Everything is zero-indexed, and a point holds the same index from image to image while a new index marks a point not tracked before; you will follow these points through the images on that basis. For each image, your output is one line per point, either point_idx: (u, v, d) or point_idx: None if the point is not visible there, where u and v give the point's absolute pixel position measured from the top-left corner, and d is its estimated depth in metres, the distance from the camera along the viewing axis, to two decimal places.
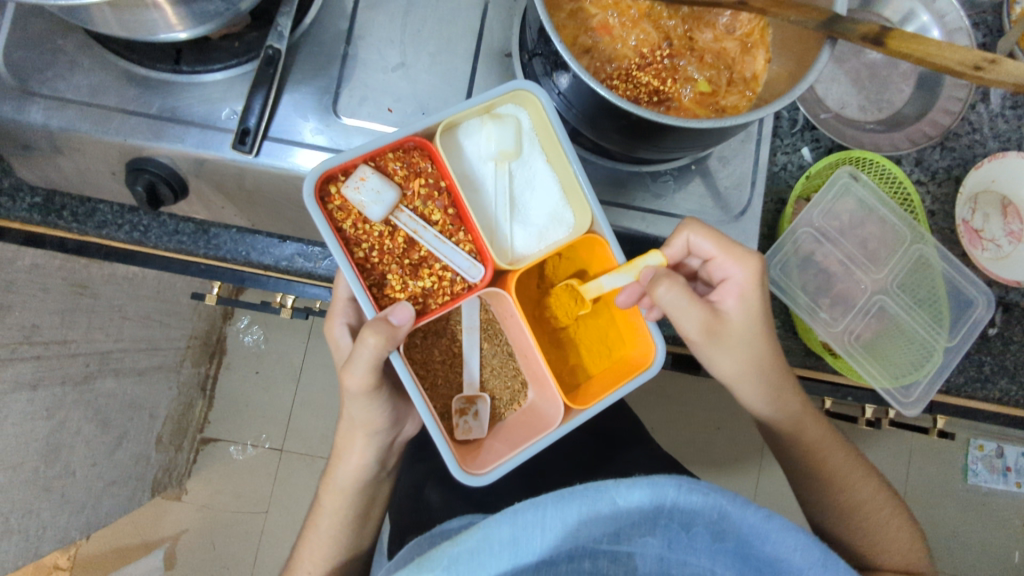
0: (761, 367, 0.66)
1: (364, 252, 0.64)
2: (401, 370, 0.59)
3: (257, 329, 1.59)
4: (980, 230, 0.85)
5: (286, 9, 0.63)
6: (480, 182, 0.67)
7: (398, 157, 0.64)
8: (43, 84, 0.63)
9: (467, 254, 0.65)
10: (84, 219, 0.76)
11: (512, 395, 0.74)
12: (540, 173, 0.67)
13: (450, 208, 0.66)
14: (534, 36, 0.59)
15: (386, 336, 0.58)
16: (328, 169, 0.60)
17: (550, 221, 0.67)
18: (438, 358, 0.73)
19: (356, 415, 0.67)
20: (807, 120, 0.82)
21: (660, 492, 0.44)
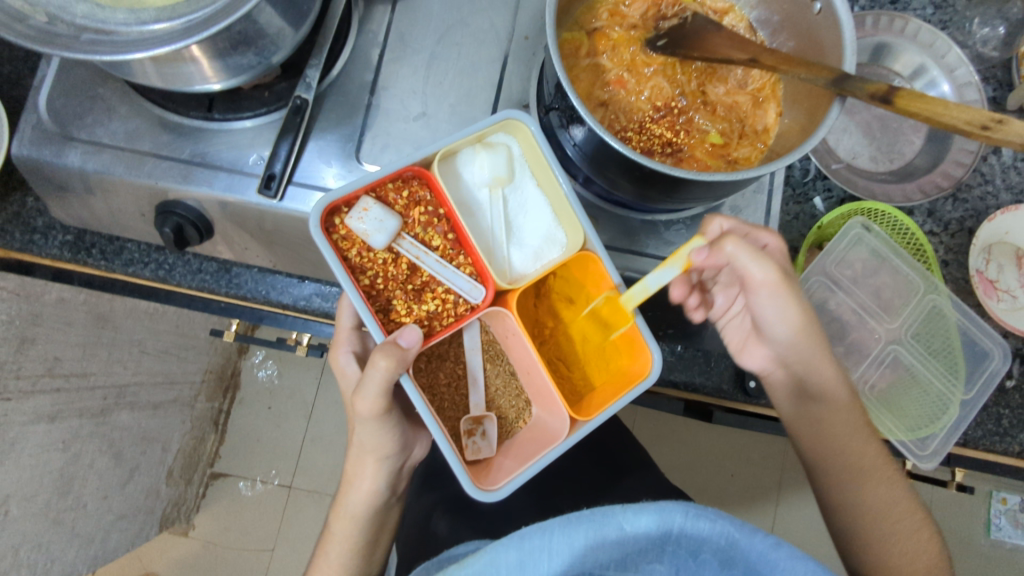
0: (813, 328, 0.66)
1: (369, 281, 0.66)
2: (411, 392, 0.60)
3: (271, 364, 1.61)
4: (994, 280, 0.84)
5: (314, 61, 0.66)
6: (475, 207, 0.68)
7: (398, 187, 0.66)
8: (82, 130, 0.66)
9: (468, 276, 0.67)
10: (112, 257, 0.78)
11: (518, 411, 0.75)
12: (532, 194, 0.69)
13: (450, 233, 0.68)
14: (552, 90, 0.61)
15: (396, 359, 0.58)
16: (332, 201, 0.62)
17: (543, 241, 0.67)
18: (444, 380, 0.73)
19: (365, 440, 0.68)
20: (819, 171, 0.84)
21: (667, 517, 0.44)
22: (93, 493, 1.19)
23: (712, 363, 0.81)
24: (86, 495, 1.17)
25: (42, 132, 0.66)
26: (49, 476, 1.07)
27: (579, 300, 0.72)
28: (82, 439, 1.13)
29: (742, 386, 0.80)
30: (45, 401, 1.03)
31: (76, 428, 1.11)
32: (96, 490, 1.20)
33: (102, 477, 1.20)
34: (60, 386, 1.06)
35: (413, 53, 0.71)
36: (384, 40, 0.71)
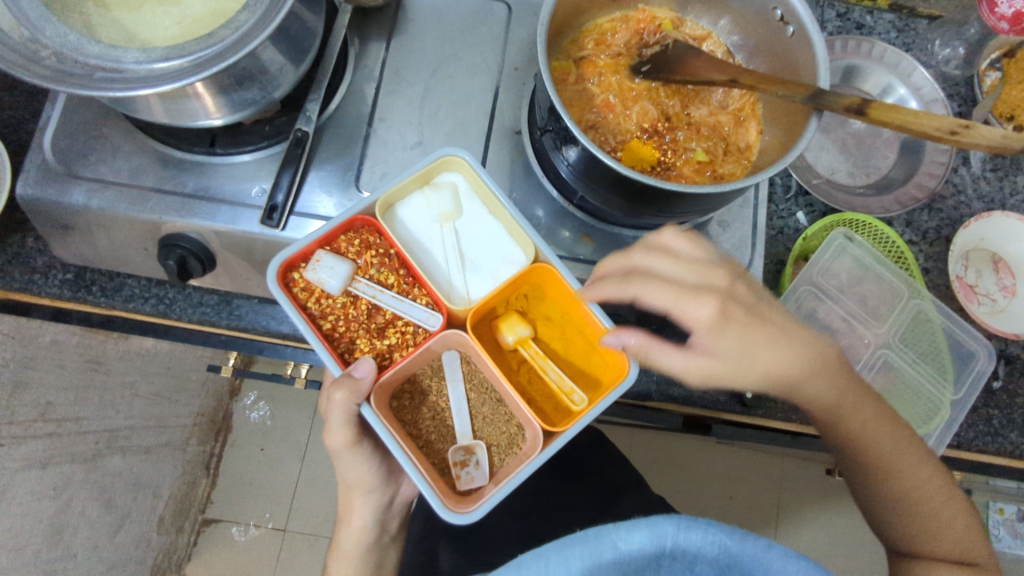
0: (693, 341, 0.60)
1: (330, 325, 0.66)
2: (374, 422, 0.60)
3: (264, 406, 1.59)
4: (974, 285, 0.88)
5: (314, 96, 0.69)
6: (426, 248, 0.69)
7: (350, 236, 0.67)
8: (86, 168, 0.68)
9: (424, 306, 0.67)
10: (112, 294, 0.79)
11: (509, 438, 0.70)
12: (484, 222, 0.70)
13: (402, 269, 0.68)
14: (545, 114, 0.64)
15: (351, 390, 0.59)
16: (286, 258, 0.64)
17: (500, 264, 0.69)
18: (427, 416, 0.71)
19: (348, 476, 0.68)
20: (799, 187, 0.88)
21: (660, 531, 0.44)
22: (84, 543, 1.16)
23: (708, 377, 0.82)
24: (77, 545, 1.14)
25: (47, 172, 0.67)
26: (39, 526, 1.05)
27: (553, 319, 0.71)
28: (73, 487, 1.12)
29: (739, 398, 0.82)
30: (37, 446, 1.02)
31: (68, 474, 1.11)
32: (87, 539, 1.16)
33: (92, 525, 1.18)
34: (52, 431, 1.05)
35: (408, 86, 0.74)
36: (379, 74, 0.74)
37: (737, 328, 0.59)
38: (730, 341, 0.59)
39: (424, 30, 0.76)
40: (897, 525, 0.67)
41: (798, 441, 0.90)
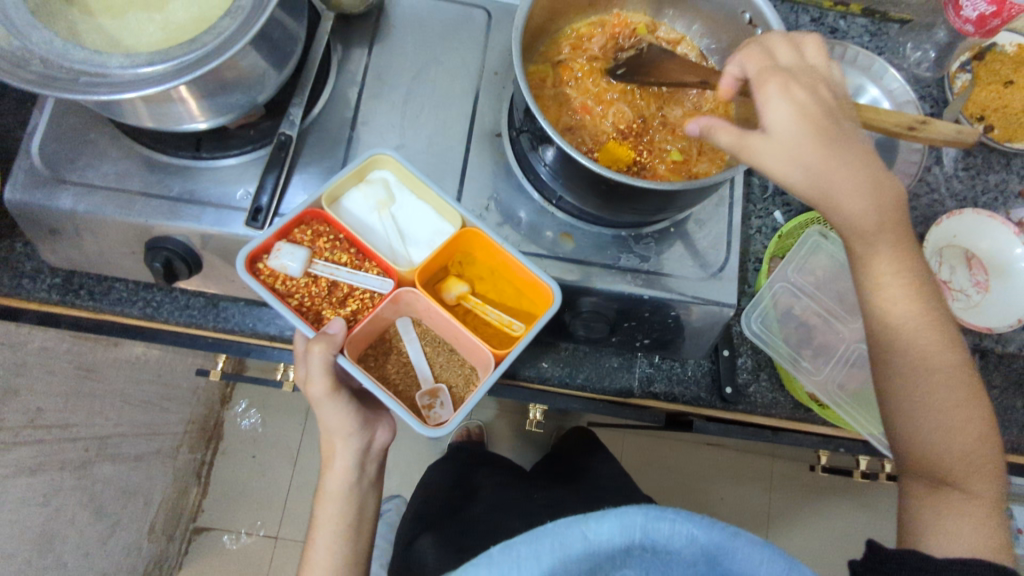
0: (824, 152, 0.55)
1: (296, 303, 0.67)
2: (353, 370, 0.63)
3: (254, 413, 1.60)
4: (947, 281, 0.89)
5: (297, 101, 0.70)
6: (369, 230, 0.70)
7: (303, 227, 0.68)
8: (73, 173, 0.69)
9: (376, 275, 0.69)
10: (100, 297, 0.80)
11: (467, 377, 0.72)
12: (413, 203, 0.71)
13: (351, 246, 0.69)
14: (522, 115, 0.66)
15: (328, 343, 0.62)
16: (249, 252, 0.64)
17: (433, 235, 0.70)
18: (393, 373, 0.71)
19: (329, 422, 0.69)
20: (776, 188, 0.90)
21: (630, 521, 0.46)
22: (74, 551, 1.15)
23: (689, 373, 0.84)
24: (67, 553, 1.13)
25: (34, 177, 0.68)
26: (29, 533, 1.04)
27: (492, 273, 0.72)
28: (64, 492, 1.12)
29: (719, 393, 0.83)
30: (27, 454, 1.02)
31: (57, 481, 1.10)
32: (77, 547, 1.16)
33: (83, 532, 1.17)
34: (41, 438, 1.05)
35: (390, 90, 0.76)
36: (362, 79, 0.76)
37: (850, 148, 0.56)
38: (853, 158, 0.55)
39: (405, 36, 0.78)
40: (914, 420, 0.58)
41: (777, 437, 0.89)
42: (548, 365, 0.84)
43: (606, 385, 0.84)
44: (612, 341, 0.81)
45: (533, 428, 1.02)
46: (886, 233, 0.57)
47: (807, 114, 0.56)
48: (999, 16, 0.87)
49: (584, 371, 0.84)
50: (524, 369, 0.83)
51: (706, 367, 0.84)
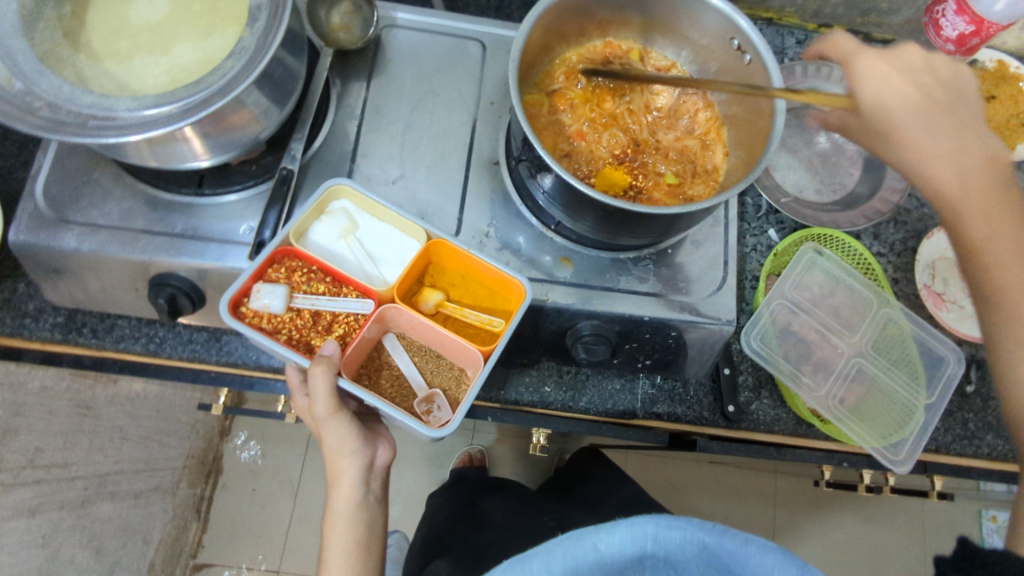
0: (921, 108, 0.63)
1: (286, 339, 0.66)
2: (355, 391, 0.63)
3: (254, 444, 1.59)
4: (941, 293, 0.91)
5: (298, 136, 0.71)
6: (341, 258, 0.69)
7: (276, 266, 0.67)
8: (77, 213, 0.70)
9: (355, 297, 0.68)
10: (103, 335, 0.80)
11: (459, 377, 0.70)
12: (378, 226, 0.70)
13: (327, 275, 0.68)
14: (519, 145, 0.67)
15: (328, 364, 0.62)
16: (231, 298, 0.63)
17: (404, 254, 0.70)
18: (388, 388, 0.70)
19: (331, 443, 0.68)
20: (770, 206, 0.92)
21: (639, 529, 0.47)
22: None
23: (691, 393, 0.84)
24: None
25: (38, 218, 0.69)
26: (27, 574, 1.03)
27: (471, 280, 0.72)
28: (62, 533, 1.11)
29: (722, 412, 0.83)
30: (27, 494, 1.02)
31: (56, 521, 1.09)
32: None
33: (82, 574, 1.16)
34: (41, 478, 1.05)
35: (389, 122, 0.77)
36: (361, 113, 0.77)
37: (951, 118, 0.64)
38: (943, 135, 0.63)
39: (402, 69, 0.80)
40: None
41: (783, 453, 0.88)
42: (551, 389, 0.84)
43: (609, 408, 0.84)
44: (614, 363, 0.82)
45: (536, 453, 1.01)
46: (972, 196, 0.62)
47: (915, 80, 0.65)
48: (978, 35, 0.90)
49: (587, 394, 0.84)
50: (527, 394, 0.84)
51: (707, 386, 0.85)
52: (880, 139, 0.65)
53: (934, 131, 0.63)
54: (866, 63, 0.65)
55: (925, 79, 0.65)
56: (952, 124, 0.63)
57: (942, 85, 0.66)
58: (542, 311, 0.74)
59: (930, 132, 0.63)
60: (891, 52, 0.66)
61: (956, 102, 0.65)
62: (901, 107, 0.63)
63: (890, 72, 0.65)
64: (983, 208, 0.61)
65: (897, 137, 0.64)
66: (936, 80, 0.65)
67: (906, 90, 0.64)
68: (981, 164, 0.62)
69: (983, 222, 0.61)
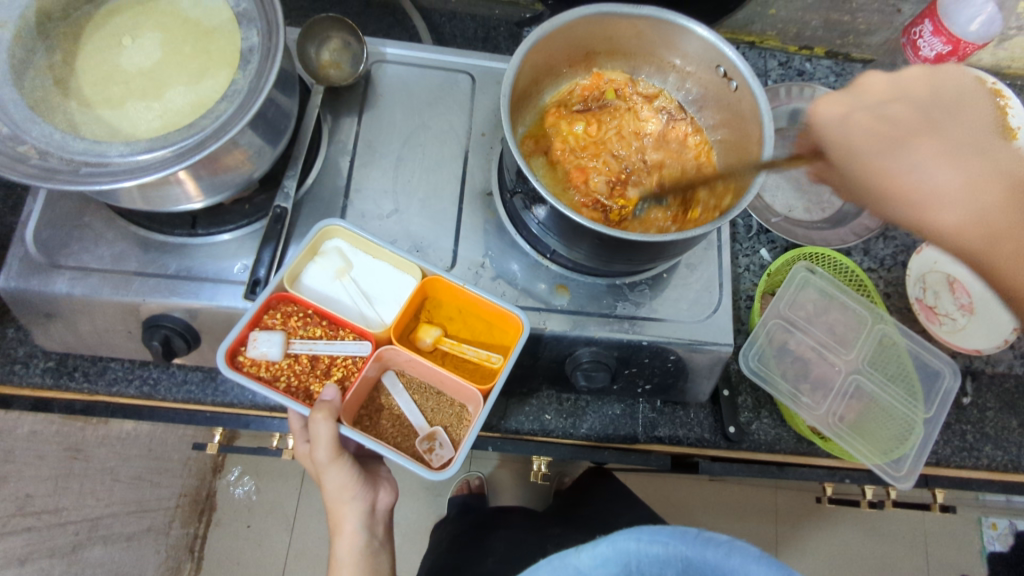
0: (889, 143, 0.61)
1: (284, 385, 0.66)
2: (357, 436, 0.61)
3: (248, 480, 1.47)
4: (934, 306, 0.91)
5: (291, 173, 0.71)
6: (336, 300, 0.69)
7: (271, 311, 0.66)
8: (69, 257, 0.69)
9: (352, 339, 0.68)
10: (95, 378, 0.79)
11: (460, 414, 0.69)
12: (371, 265, 0.70)
13: (323, 317, 0.67)
14: (513, 177, 0.68)
15: (329, 409, 0.61)
16: (228, 348, 0.63)
17: (399, 292, 0.69)
18: (389, 429, 0.69)
19: (335, 486, 0.67)
20: (761, 226, 0.93)
21: (621, 546, 0.51)
22: None
23: (691, 416, 0.84)
24: None
25: (29, 264, 0.68)
26: None
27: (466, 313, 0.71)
28: None
29: (723, 433, 0.83)
30: None
31: None
32: None
33: None
34: None
35: (381, 156, 0.78)
36: (353, 148, 0.78)
37: (922, 144, 0.62)
38: (939, 156, 0.61)
39: (393, 103, 0.80)
40: None
41: (785, 472, 0.87)
42: (551, 417, 0.84)
43: (610, 434, 0.83)
44: (614, 389, 0.81)
45: (538, 481, 1.00)
46: (982, 225, 0.59)
47: (882, 113, 0.63)
48: (956, 55, 0.93)
49: (587, 421, 0.84)
50: (527, 423, 0.83)
51: (707, 409, 0.85)
52: (869, 195, 0.62)
53: (930, 167, 0.61)
54: (825, 111, 0.65)
55: (896, 109, 0.64)
56: (938, 151, 0.62)
57: (913, 103, 0.65)
58: (541, 339, 0.74)
59: (919, 172, 0.61)
60: (845, 94, 0.65)
61: (941, 117, 0.65)
62: (878, 154, 0.61)
63: (848, 113, 0.64)
64: (1004, 233, 0.58)
65: (888, 187, 0.61)
66: (904, 105, 0.64)
67: (880, 123, 0.62)
68: (994, 192, 0.60)
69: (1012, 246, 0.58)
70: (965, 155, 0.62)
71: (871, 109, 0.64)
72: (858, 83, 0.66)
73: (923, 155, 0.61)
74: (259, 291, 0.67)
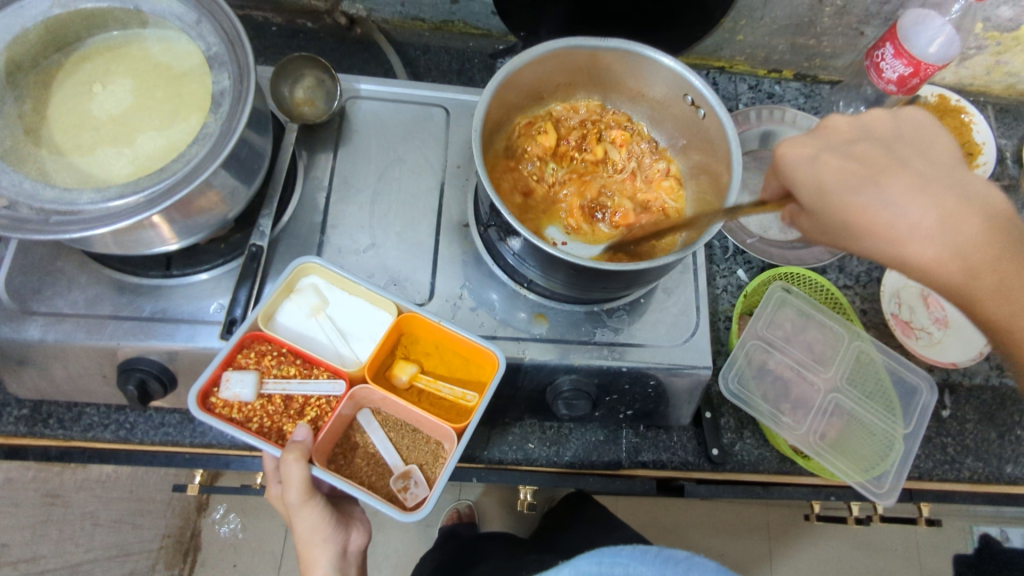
0: (862, 183, 0.57)
1: (256, 427, 0.65)
2: (329, 478, 0.61)
3: (234, 517, 1.38)
4: (909, 321, 0.93)
5: (267, 211, 0.72)
6: (312, 338, 0.68)
7: (245, 351, 0.66)
8: (41, 303, 0.68)
9: (327, 378, 0.67)
10: (70, 425, 0.78)
11: (435, 452, 0.69)
12: (346, 302, 0.70)
13: (298, 356, 0.67)
14: (487, 210, 0.69)
15: (300, 450, 0.61)
16: (199, 390, 0.62)
17: (375, 329, 0.69)
18: (363, 467, 0.68)
19: (306, 528, 0.66)
20: (736, 247, 0.94)
21: (583, 570, 0.52)
22: None
23: (674, 439, 0.84)
24: None
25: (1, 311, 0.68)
26: None
27: (442, 349, 0.71)
28: None
29: (706, 455, 0.84)
30: None
31: None
32: None
33: None
34: None
35: (357, 192, 0.78)
36: (329, 183, 0.78)
37: (898, 179, 0.57)
38: (911, 194, 0.56)
39: (369, 138, 0.81)
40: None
41: (770, 492, 0.87)
42: (535, 446, 0.83)
43: (594, 460, 0.83)
44: (595, 415, 0.81)
45: (525, 510, 1.00)
46: (982, 266, 0.56)
47: (849, 153, 0.59)
48: (918, 76, 0.94)
49: (571, 448, 0.84)
50: (511, 452, 0.83)
51: (690, 431, 0.85)
52: (847, 234, 0.57)
53: (904, 206, 0.56)
54: (792, 153, 0.59)
55: (861, 150, 0.59)
56: (911, 186, 0.57)
57: (876, 145, 0.60)
58: (520, 368, 0.74)
59: (898, 208, 0.56)
60: (807, 136, 0.61)
61: (903, 159, 0.59)
62: (856, 193, 0.56)
63: (818, 156, 0.59)
64: (994, 274, 0.56)
65: (870, 228, 0.56)
66: (866, 146, 0.60)
67: (831, 162, 0.58)
68: (979, 228, 0.56)
69: (1004, 299, 0.56)
70: (931, 186, 0.57)
71: (851, 145, 0.60)
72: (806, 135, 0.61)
73: (895, 190, 0.56)
74: (234, 330, 0.67)
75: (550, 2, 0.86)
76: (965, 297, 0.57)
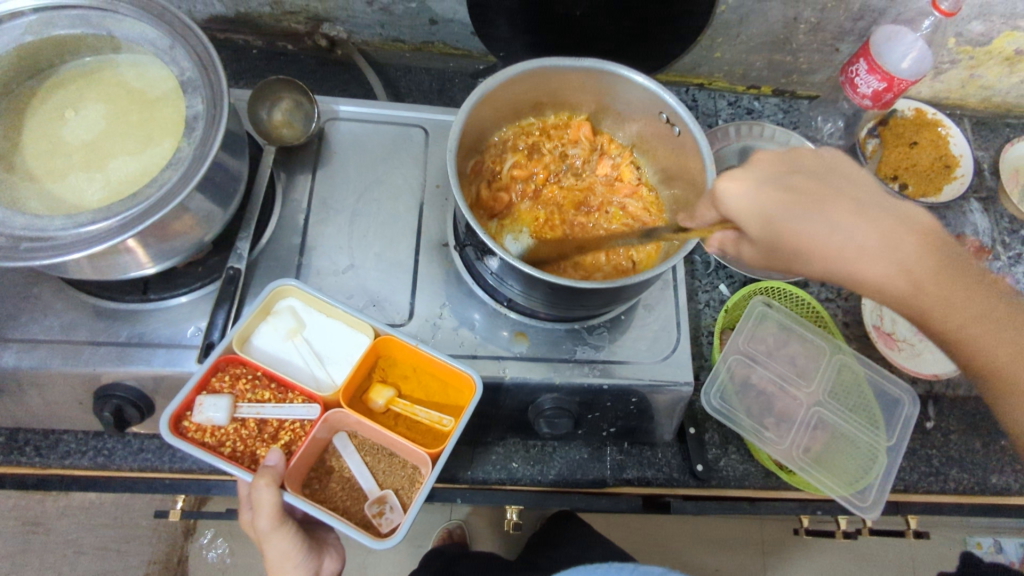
0: (798, 211, 0.56)
1: (229, 451, 0.64)
2: (301, 503, 0.60)
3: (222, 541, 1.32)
4: (891, 332, 0.93)
5: (244, 234, 0.71)
6: (288, 362, 0.68)
7: (220, 374, 0.66)
8: (16, 329, 0.68)
9: (302, 402, 0.67)
10: (47, 451, 0.77)
11: (411, 476, 0.68)
12: (323, 325, 0.69)
13: (273, 380, 0.67)
14: (464, 230, 0.69)
15: (271, 476, 0.60)
16: (171, 415, 0.62)
17: (351, 351, 0.69)
18: (338, 492, 0.68)
19: (277, 555, 0.65)
20: (718, 262, 0.95)
21: None
22: None
23: (659, 456, 0.84)
24: None
25: None
26: None
27: (419, 372, 0.70)
28: None
29: (691, 471, 0.83)
30: None
31: None
32: None
33: None
34: None
35: (337, 213, 0.78)
36: (308, 205, 0.78)
37: (840, 207, 0.56)
38: (858, 217, 0.55)
39: (348, 159, 0.81)
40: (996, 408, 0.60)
41: (757, 508, 0.86)
42: (518, 465, 0.83)
43: (578, 479, 0.83)
44: (579, 433, 0.81)
45: (513, 530, 0.99)
46: (926, 282, 0.56)
47: (785, 185, 0.57)
48: (891, 91, 0.96)
49: (555, 466, 0.83)
50: (494, 472, 0.83)
51: (674, 448, 0.85)
52: (792, 255, 0.57)
53: (848, 228, 0.55)
54: (726, 188, 0.58)
55: (797, 180, 0.58)
56: (853, 211, 0.56)
57: (812, 174, 0.59)
58: (501, 387, 0.73)
59: (842, 233, 0.55)
60: (743, 168, 0.59)
61: (836, 186, 0.58)
62: (797, 221, 0.55)
63: (756, 188, 0.57)
64: (938, 293, 0.56)
65: (816, 252, 0.56)
66: (803, 175, 0.58)
67: (768, 192, 0.57)
68: (917, 243, 0.55)
69: (953, 314, 0.57)
70: (877, 209, 0.56)
71: (788, 174, 0.59)
72: (747, 167, 0.60)
73: (842, 216, 0.55)
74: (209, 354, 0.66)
75: (528, 23, 0.87)
76: (914, 313, 0.57)
